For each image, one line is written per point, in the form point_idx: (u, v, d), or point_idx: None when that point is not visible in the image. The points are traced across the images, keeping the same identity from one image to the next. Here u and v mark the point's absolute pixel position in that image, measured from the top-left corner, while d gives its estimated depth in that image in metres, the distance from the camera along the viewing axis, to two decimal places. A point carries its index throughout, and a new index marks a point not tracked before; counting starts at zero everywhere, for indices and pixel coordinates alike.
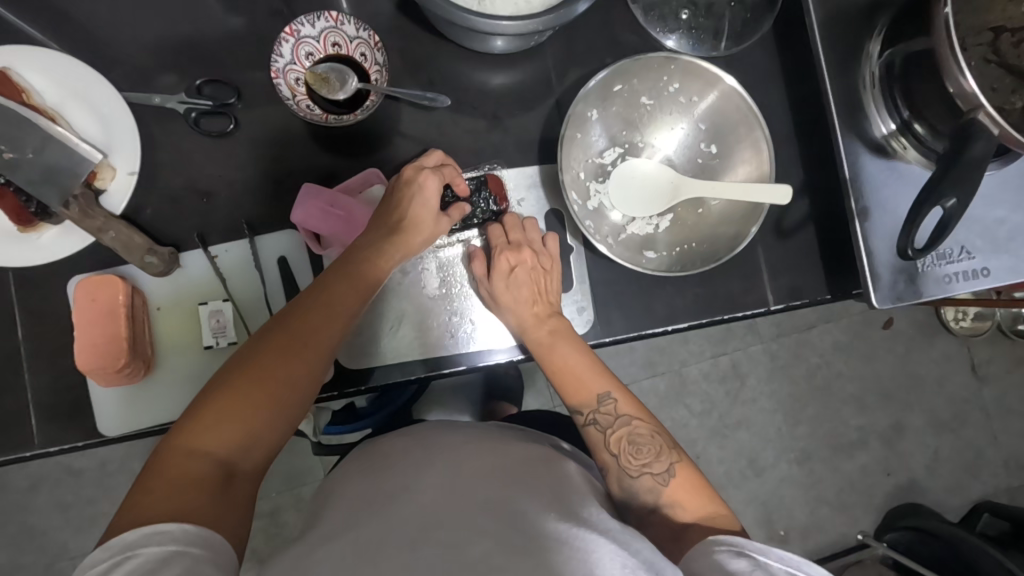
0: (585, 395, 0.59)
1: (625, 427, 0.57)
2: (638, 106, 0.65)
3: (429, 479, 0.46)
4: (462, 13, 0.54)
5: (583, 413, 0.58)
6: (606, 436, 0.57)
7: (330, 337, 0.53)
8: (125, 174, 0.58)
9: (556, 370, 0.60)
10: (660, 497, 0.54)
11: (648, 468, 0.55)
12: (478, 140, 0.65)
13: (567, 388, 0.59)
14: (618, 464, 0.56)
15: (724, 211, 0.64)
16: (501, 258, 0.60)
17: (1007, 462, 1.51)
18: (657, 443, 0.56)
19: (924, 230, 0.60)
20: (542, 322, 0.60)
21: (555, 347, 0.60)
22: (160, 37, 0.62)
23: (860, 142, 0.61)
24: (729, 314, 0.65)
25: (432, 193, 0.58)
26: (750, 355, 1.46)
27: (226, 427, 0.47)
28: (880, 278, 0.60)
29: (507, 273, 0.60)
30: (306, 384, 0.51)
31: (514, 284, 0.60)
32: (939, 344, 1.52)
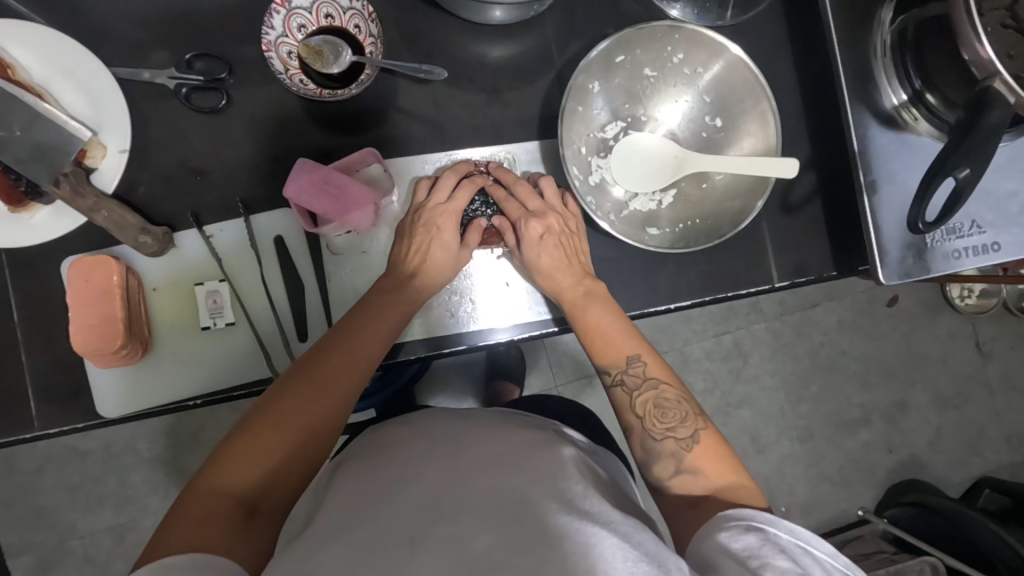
0: (615, 356, 0.58)
1: (653, 390, 0.57)
2: (641, 79, 0.63)
3: (436, 471, 0.47)
4: None
5: (612, 373, 0.59)
6: (632, 399, 0.57)
7: (351, 372, 0.54)
8: (115, 152, 0.57)
9: (588, 332, 0.59)
10: (683, 462, 0.54)
11: (671, 432, 0.55)
12: (477, 115, 0.64)
13: (600, 351, 0.59)
14: (643, 426, 0.56)
15: (728, 185, 0.62)
16: (529, 226, 0.60)
17: (1009, 438, 1.52)
18: (683, 410, 0.56)
19: (932, 204, 0.59)
20: (575, 286, 0.59)
21: (583, 306, 0.59)
22: (148, 10, 0.60)
23: (869, 113, 0.59)
24: (732, 292, 0.64)
25: (449, 236, 0.60)
26: (752, 334, 1.47)
27: (245, 465, 0.48)
28: (887, 254, 0.59)
29: (538, 242, 0.60)
30: (325, 418, 0.52)
31: (533, 252, 0.60)
32: (944, 322, 1.53)
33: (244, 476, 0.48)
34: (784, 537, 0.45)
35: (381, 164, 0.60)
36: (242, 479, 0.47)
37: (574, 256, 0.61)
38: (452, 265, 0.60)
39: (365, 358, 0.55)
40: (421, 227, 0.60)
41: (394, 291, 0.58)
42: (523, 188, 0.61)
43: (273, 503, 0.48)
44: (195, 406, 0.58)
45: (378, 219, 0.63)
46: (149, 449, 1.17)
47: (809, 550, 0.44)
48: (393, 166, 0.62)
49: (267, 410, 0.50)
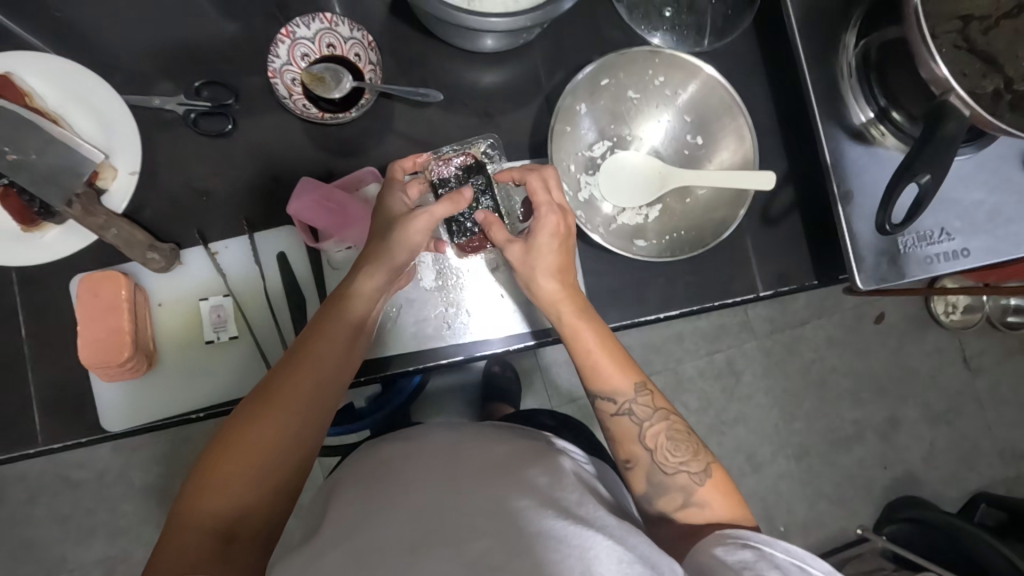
0: (617, 385, 0.59)
1: (663, 423, 0.59)
2: (624, 100, 0.66)
3: (428, 486, 0.48)
4: (454, 11, 0.57)
5: (616, 402, 0.59)
6: (642, 429, 0.59)
7: (308, 377, 0.54)
8: (125, 174, 0.59)
9: (586, 355, 0.59)
10: (692, 496, 0.56)
11: (684, 467, 0.57)
12: (471, 136, 0.67)
13: (592, 375, 0.59)
14: (651, 459, 0.58)
15: (710, 198, 0.65)
16: (546, 219, 0.57)
17: (1003, 453, 1.62)
18: (694, 444, 0.58)
19: (901, 205, 0.62)
20: (572, 302, 0.58)
21: (581, 330, 0.58)
22: (159, 43, 0.64)
23: (840, 129, 0.63)
24: (720, 301, 0.67)
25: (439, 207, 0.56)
26: (744, 351, 1.56)
27: (217, 492, 0.49)
28: (863, 260, 0.62)
29: (545, 239, 0.58)
30: (287, 428, 0.52)
31: (543, 246, 0.58)
32: (932, 337, 1.63)
33: (220, 502, 0.49)
34: (780, 554, 0.48)
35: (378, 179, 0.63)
36: (217, 506, 0.48)
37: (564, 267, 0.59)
38: (426, 228, 0.56)
39: (314, 363, 0.54)
40: (384, 233, 0.57)
41: (352, 296, 0.57)
42: (532, 178, 0.58)
43: (254, 527, 0.50)
44: (194, 418, 0.59)
45: None
46: (141, 478, 1.17)
47: (805, 568, 0.47)
48: None
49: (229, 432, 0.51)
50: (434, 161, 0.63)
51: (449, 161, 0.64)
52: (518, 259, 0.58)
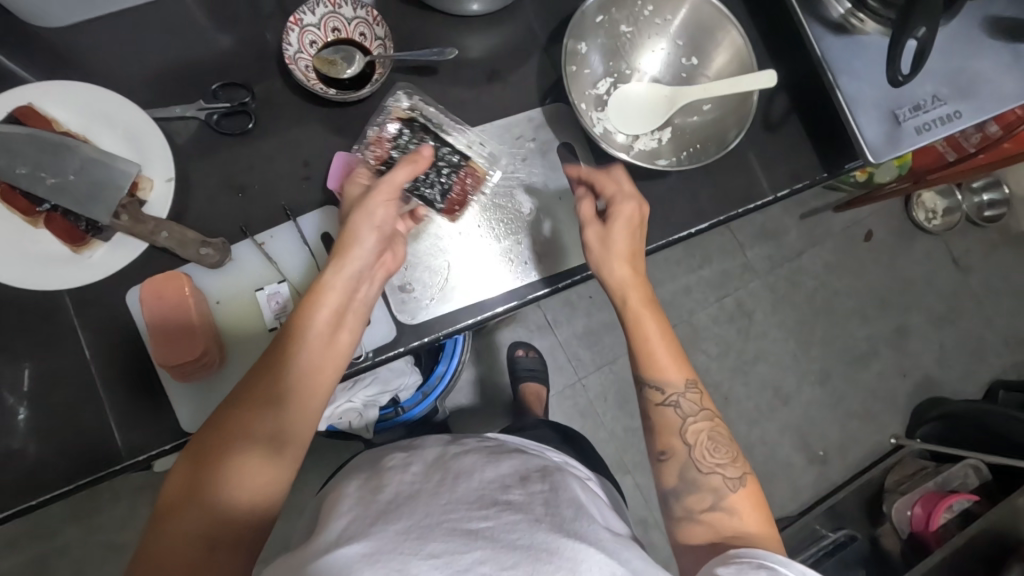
0: (671, 377, 0.63)
1: (704, 424, 0.62)
2: (619, 36, 0.70)
3: (424, 502, 0.46)
4: None
5: (664, 392, 0.62)
6: (684, 424, 0.62)
7: (282, 376, 0.52)
8: (162, 182, 0.61)
9: (644, 340, 0.63)
10: (722, 499, 0.58)
11: (719, 469, 0.60)
12: (481, 95, 0.70)
13: (649, 364, 0.63)
14: (689, 453, 0.61)
15: (717, 113, 0.69)
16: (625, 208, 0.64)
17: (1007, 340, 1.69)
18: (732, 450, 0.61)
19: (904, 62, 0.67)
20: (637, 288, 0.64)
21: (644, 316, 0.64)
22: (170, 58, 0.66)
23: (822, 24, 0.67)
24: (744, 207, 0.72)
25: (404, 177, 0.60)
26: (750, 291, 1.61)
27: (195, 503, 0.47)
28: (870, 137, 0.66)
29: (619, 231, 0.63)
30: (263, 432, 0.50)
31: (616, 232, 0.63)
32: (920, 245, 1.70)
33: (199, 515, 0.46)
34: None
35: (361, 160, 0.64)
36: (197, 519, 0.46)
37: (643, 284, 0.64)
38: (388, 198, 0.59)
39: (288, 364, 0.53)
40: (348, 217, 0.59)
41: (326, 286, 0.56)
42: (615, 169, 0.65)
43: (237, 535, 0.48)
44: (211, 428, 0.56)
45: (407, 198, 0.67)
46: None
47: None
48: None
49: (205, 441, 0.50)
50: (367, 144, 0.64)
51: (383, 138, 0.65)
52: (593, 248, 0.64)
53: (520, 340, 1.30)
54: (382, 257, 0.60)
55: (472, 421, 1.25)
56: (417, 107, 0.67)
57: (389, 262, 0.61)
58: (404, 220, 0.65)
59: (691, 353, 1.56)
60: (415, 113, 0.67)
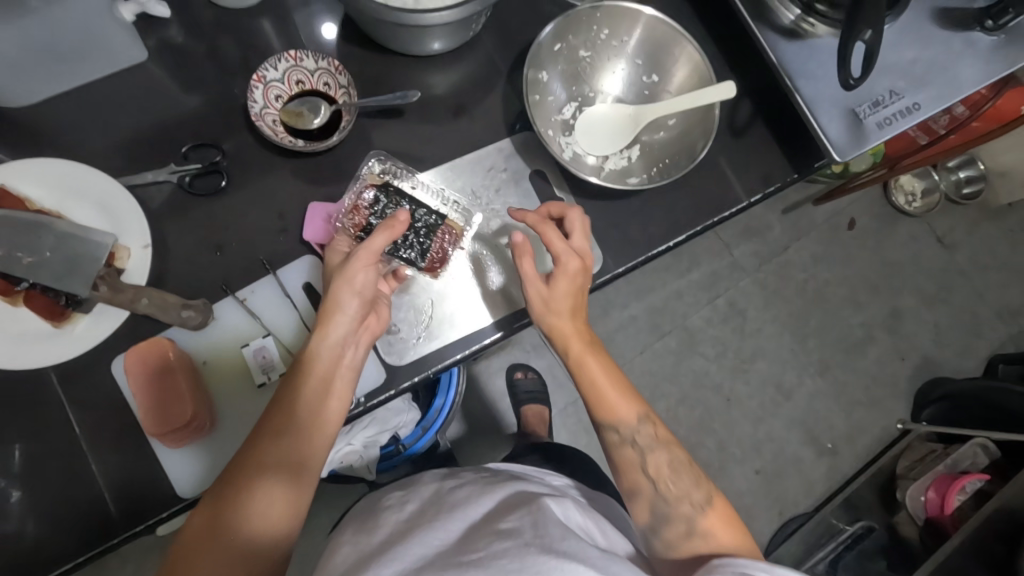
0: (620, 416, 0.64)
1: (662, 454, 0.62)
2: (579, 61, 0.71)
3: (415, 547, 0.47)
4: (409, 14, 0.61)
5: (619, 431, 0.64)
6: (643, 458, 0.62)
7: (282, 441, 0.53)
8: (139, 249, 0.61)
9: (592, 382, 0.65)
10: (695, 525, 0.58)
11: (686, 498, 0.60)
12: (448, 131, 0.71)
13: (601, 407, 0.64)
14: (653, 489, 0.61)
15: (682, 126, 0.70)
16: (570, 259, 0.63)
17: (1000, 313, 1.70)
18: (693, 477, 0.62)
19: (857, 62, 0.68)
20: (580, 337, 0.66)
21: (589, 361, 0.65)
22: (139, 125, 0.67)
23: (775, 31, 0.69)
24: (718, 216, 0.72)
25: (382, 242, 0.59)
26: (741, 290, 1.61)
27: (198, 566, 0.47)
28: (834, 136, 0.68)
29: (555, 281, 0.64)
30: (267, 497, 0.51)
31: (558, 282, 0.64)
32: (903, 228, 1.72)
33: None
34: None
35: (342, 224, 0.64)
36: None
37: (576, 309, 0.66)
38: (367, 263, 0.58)
39: (288, 427, 0.54)
40: (329, 288, 0.59)
41: (311, 357, 0.57)
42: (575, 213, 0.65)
43: None
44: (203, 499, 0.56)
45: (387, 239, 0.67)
46: None
47: None
48: None
49: (210, 506, 0.51)
50: (345, 212, 0.64)
51: (360, 206, 0.65)
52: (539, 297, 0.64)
53: (518, 362, 1.30)
54: (364, 321, 0.60)
55: (476, 447, 1.24)
56: (389, 170, 0.68)
57: (373, 324, 0.61)
58: (387, 281, 0.66)
59: (690, 357, 1.56)
60: (387, 176, 0.68)
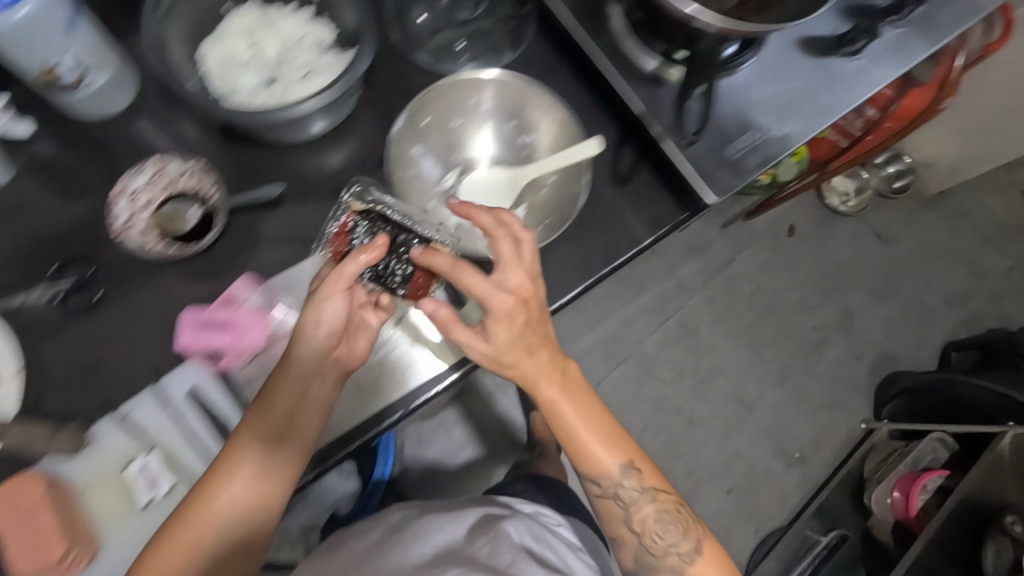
0: (602, 468, 0.61)
1: (650, 505, 0.63)
2: (450, 129, 0.73)
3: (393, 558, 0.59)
4: (281, 111, 0.64)
5: (603, 484, 0.62)
6: (628, 512, 0.63)
7: (257, 447, 0.56)
8: (8, 375, 0.59)
9: (562, 418, 0.60)
10: (685, 574, 0.62)
11: (673, 548, 0.63)
12: (329, 215, 0.71)
13: (588, 461, 0.61)
14: (638, 541, 0.64)
15: (561, 186, 0.71)
16: (516, 278, 0.58)
17: (950, 300, 1.71)
18: (684, 524, 0.63)
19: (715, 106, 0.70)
20: (552, 369, 0.60)
21: (569, 399, 0.60)
22: (11, 247, 0.66)
23: (639, 80, 0.70)
24: (610, 265, 0.72)
25: (353, 267, 0.58)
26: (691, 309, 1.61)
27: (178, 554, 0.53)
28: (708, 178, 0.69)
29: (501, 325, 0.57)
30: (238, 499, 0.55)
31: (497, 328, 0.58)
32: (843, 227, 1.74)
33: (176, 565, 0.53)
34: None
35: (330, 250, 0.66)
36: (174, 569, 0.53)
37: (545, 337, 0.60)
38: (339, 288, 0.57)
39: (259, 438, 0.57)
40: (303, 306, 0.59)
41: (274, 392, 0.58)
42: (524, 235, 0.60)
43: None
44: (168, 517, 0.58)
45: (274, 333, 0.64)
46: None
47: None
48: (271, 285, 0.65)
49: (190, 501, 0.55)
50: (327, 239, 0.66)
51: (341, 233, 0.66)
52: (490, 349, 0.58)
53: (469, 412, 1.29)
54: (335, 351, 0.60)
55: None
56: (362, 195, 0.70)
57: (344, 357, 0.61)
58: (374, 312, 0.63)
59: (648, 383, 1.55)
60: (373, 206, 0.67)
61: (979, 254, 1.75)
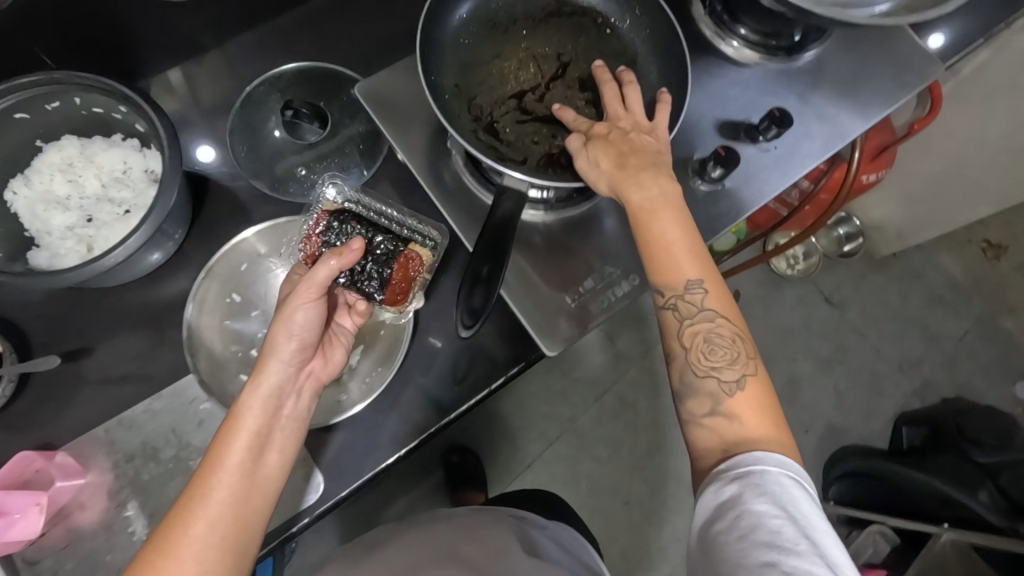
0: (672, 278, 0.55)
1: (705, 323, 0.54)
2: (274, 276, 0.69)
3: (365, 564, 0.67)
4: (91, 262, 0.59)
5: (665, 294, 0.55)
6: (682, 326, 0.55)
7: (232, 471, 0.50)
8: None
9: (649, 242, 0.56)
10: (720, 403, 0.52)
11: (715, 371, 0.53)
12: (146, 362, 0.67)
13: (655, 267, 0.55)
14: (685, 357, 0.55)
15: (393, 333, 0.70)
16: (597, 127, 0.59)
17: (902, 366, 1.63)
18: (736, 348, 0.54)
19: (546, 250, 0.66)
20: (649, 172, 0.57)
21: (659, 219, 0.56)
22: None
23: (472, 219, 0.65)
24: (454, 412, 0.70)
25: (326, 274, 0.56)
26: (629, 381, 1.52)
27: None
28: (543, 327, 0.63)
29: (601, 151, 0.58)
30: (207, 531, 0.48)
31: (594, 148, 0.58)
32: (790, 291, 1.67)
33: None
34: (802, 508, 0.45)
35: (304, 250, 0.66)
36: None
37: (635, 150, 0.58)
38: (308, 300, 0.56)
39: (231, 463, 0.50)
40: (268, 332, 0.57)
41: (243, 410, 0.53)
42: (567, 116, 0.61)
43: None
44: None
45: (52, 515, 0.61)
46: None
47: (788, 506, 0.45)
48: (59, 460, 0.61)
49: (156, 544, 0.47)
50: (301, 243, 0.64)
51: (312, 235, 0.64)
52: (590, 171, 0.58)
53: None
54: (305, 368, 0.58)
55: None
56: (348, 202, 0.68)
57: (318, 373, 0.60)
58: (348, 316, 0.66)
59: (581, 462, 1.46)
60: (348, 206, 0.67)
61: (932, 318, 1.67)
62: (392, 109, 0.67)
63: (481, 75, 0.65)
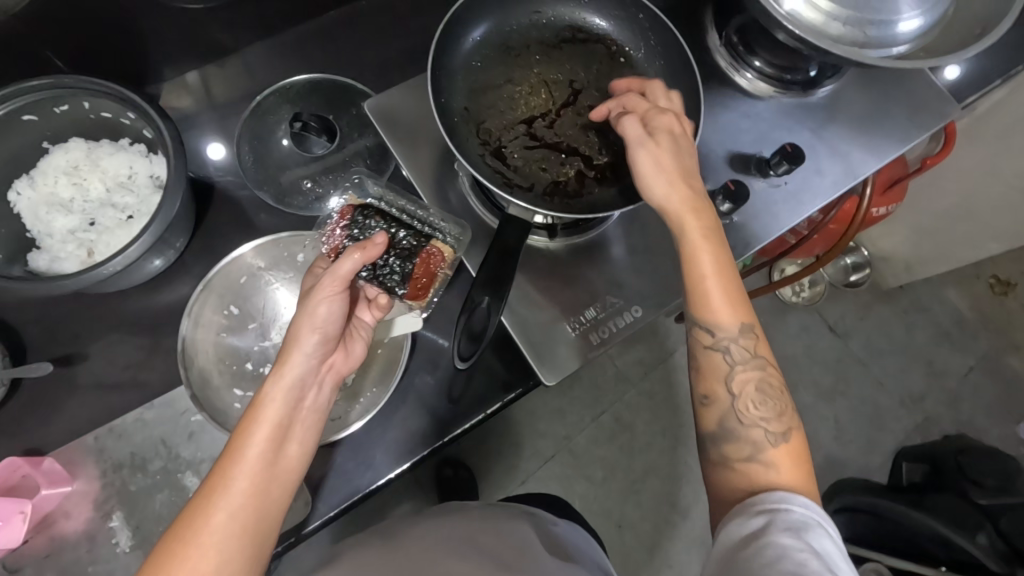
0: (723, 318, 0.53)
1: (755, 371, 0.53)
2: (272, 290, 0.69)
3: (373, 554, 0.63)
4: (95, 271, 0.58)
5: (715, 334, 0.54)
6: (731, 369, 0.53)
7: (251, 469, 0.47)
8: None
9: (701, 275, 0.54)
10: (760, 452, 0.51)
11: (763, 420, 0.52)
12: (139, 371, 0.67)
13: (700, 300, 0.54)
14: (732, 403, 0.53)
15: (389, 354, 0.69)
16: (661, 118, 0.56)
17: (903, 400, 1.61)
18: (781, 403, 0.53)
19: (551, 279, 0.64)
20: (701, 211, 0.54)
21: (712, 245, 0.54)
22: None
23: (477, 243, 0.65)
24: (446, 437, 0.69)
25: (347, 266, 0.52)
26: (626, 402, 1.51)
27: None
28: (540, 357, 0.62)
29: (665, 155, 0.55)
30: (224, 529, 0.45)
31: (664, 146, 0.55)
32: (793, 319, 1.65)
33: None
34: (826, 544, 0.45)
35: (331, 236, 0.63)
36: None
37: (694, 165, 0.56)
38: (330, 294, 0.52)
39: (251, 459, 0.47)
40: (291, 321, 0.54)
41: (265, 401, 0.50)
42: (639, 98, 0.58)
43: None
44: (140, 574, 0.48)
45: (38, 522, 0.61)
46: None
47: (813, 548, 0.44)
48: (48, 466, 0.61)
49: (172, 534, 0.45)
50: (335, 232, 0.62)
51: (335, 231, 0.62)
52: (648, 166, 0.55)
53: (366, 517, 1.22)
54: (328, 359, 0.54)
55: None
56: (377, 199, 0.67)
57: (338, 364, 0.56)
58: (368, 310, 0.60)
59: (575, 482, 1.45)
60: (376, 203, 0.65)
61: (936, 352, 1.65)
62: (401, 127, 0.67)
63: (493, 97, 0.64)
